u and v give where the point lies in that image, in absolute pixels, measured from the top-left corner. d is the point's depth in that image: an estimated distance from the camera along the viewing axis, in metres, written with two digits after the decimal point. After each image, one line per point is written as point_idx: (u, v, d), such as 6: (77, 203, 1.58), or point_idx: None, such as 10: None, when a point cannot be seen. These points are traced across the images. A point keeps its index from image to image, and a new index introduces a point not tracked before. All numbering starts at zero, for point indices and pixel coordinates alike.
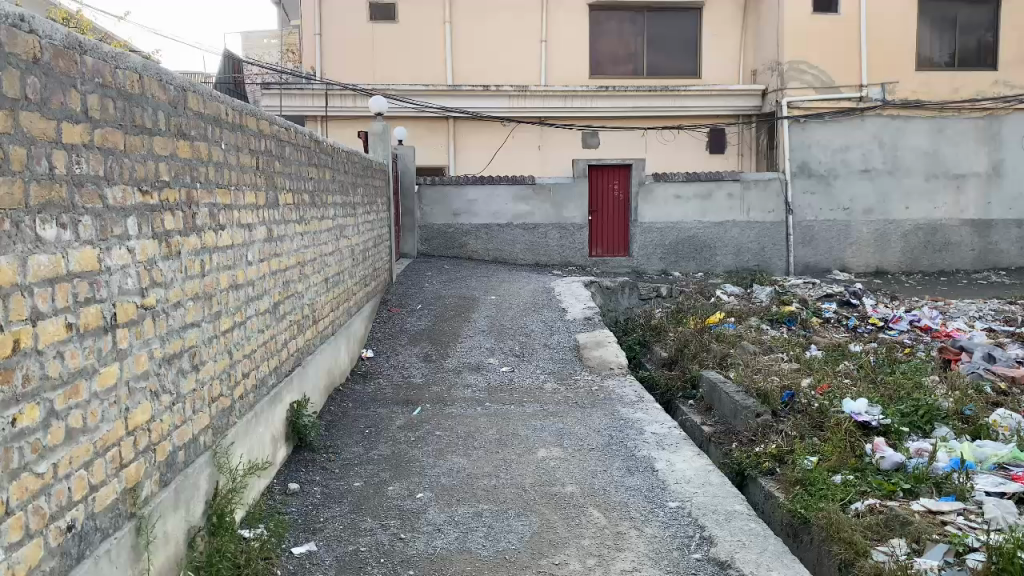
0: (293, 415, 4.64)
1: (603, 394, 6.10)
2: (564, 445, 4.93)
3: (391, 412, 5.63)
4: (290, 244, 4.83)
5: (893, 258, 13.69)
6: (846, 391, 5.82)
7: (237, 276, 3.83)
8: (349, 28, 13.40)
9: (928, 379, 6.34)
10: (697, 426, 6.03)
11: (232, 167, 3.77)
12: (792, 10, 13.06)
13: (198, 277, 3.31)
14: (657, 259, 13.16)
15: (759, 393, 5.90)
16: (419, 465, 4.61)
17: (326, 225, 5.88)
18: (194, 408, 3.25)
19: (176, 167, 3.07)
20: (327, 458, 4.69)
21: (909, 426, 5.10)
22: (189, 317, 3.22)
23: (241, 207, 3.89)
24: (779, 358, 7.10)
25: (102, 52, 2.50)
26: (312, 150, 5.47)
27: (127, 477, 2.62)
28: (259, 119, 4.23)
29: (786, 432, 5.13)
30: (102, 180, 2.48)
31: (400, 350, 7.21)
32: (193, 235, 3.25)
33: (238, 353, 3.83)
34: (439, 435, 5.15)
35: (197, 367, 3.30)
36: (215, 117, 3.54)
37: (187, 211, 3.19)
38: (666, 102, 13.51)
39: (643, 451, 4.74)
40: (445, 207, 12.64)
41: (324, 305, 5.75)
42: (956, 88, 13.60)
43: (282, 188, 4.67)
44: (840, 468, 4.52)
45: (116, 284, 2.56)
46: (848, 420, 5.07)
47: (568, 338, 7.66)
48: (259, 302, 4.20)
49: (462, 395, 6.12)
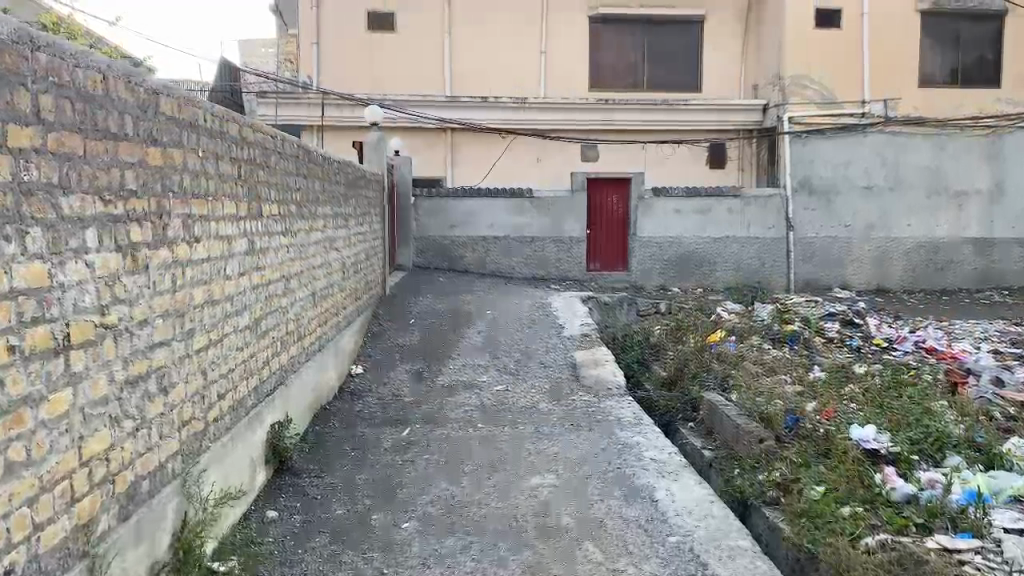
0: (273, 437, 4.42)
1: (600, 415, 5.89)
2: (559, 471, 4.71)
3: (379, 432, 5.42)
4: (274, 256, 4.63)
5: (895, 277, 13.51)
6: (853, 416, 5.60)
7: (215, 291, 3.63)
8: (347, 36, 13.24)
9: (937, 404, 6.11)
10: (697, 451, 5.85)
11: (211, 176, 3.57)
12: (793, 25, 12.94)
13: (168, 293, 3.10)
14: (656, 273, 12.98)
15: (764, 417, 5.69)
16: (406, 492, 4.38)
17: (315, 237, 5.67)
18: (162, 434, 3.03)
19: (144, 175, 2.86)
20: (309, 483, 4.46)
21: (918, 454, 4.90)
22: (157, 335, 3.00)
23: (221, 217, 3.69)
24: (782, 380, 6.87)
25: (59, 48, 2.29)
26: (302, 158, 5.28)
27: (80, 513, 2.39)
28: (242, 125, 4.03)
29: (790, 459, 4.92)
30: (56, 188, 2.26)
31: (391, 366, 7.00)
32: (164, 246, 3.04)
33: (214, 373, 3.61)
34: (429, 459, 4.93)
35: (167, 390, 3.08)
36: (191, 121, 3.33)
37: (157, 221, 2.98)
38: (667, 115, 13.35)
39: (642, 479, 4.51)
40: (442, 219, 12.44)
41: (312, 319, 5.55)
42: (960, 105, 13.45)
43: (267, 198, 4.46)
44: (848, 498, 4.30)
45: (71, 301, 2.35)
46: (856, 448, 4.87)
47: (565, 355, 7.45)
48: (239, 318, 4.00)
49: (454, 415, 5.89)
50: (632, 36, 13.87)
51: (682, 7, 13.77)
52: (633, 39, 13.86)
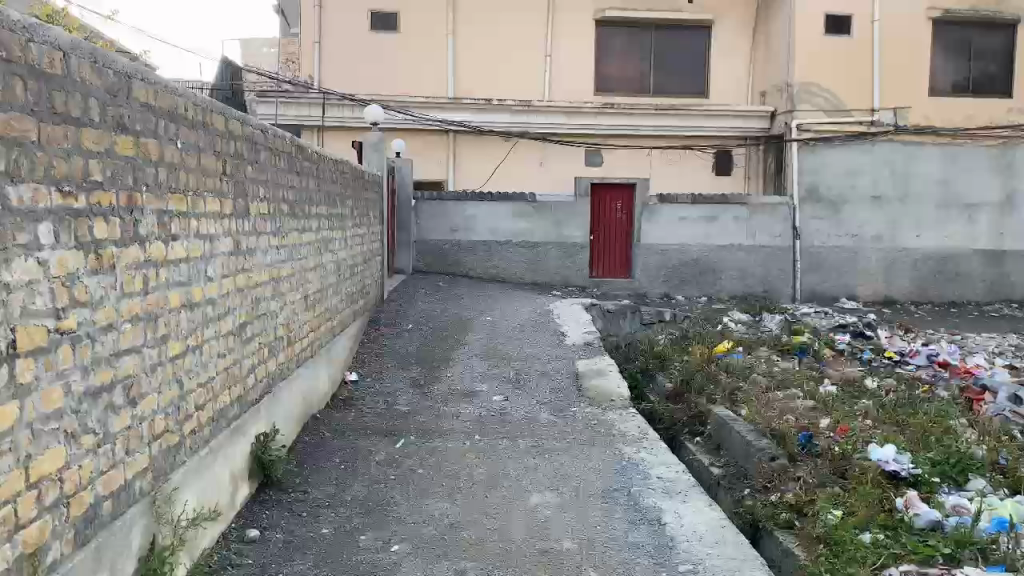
0: (258, 449, 4.16)
1: (603, 429, 5.62)
2: (560, 489, 4.45)
3: (371, 445, 5.16)
4: (263, 259, 4.37)
5: (903, 288, 13.25)
6: (872, 435, 5.31)
7: (194, 294, 3.38)
8: (349, 36, 13.00)
9: (955, 423, 5.82)
10: (705, 468, 5.58)
11: (192, 171, 3.32)
12: (802, 31, 12.69)
13: (139, 295, 2.85)
14: (659, 281, 12.73)
15: (775, 434, 5.41)
16: (398, 511, 4.11)
17: (308, 238, 5.42)
18: (129, 450, 2.77)
19: (113, 166, 2.62)
20: (295, 499, 4.20)
21: (940, 477, 4.63)
22: (126, 341, 2.75)
23: (202, 215, 3.44)
24: (793, 395, 6.59)
25: (7, 19, 2.04)
26: (295, 157, 5.02)
27: (25, 541, 2.13)
28: (227, 119, 3.78)
29: (804, 480, 4.65)
30: (3, 177, 2.01)
31: (387, 374, 6.75)
32: (134, 245, 2.79)
33: (191, 383, 3.36)
34: (422, 474, 4.67)
35: (135, 401, 2.82)
36: (169, 111, 3.09)
37: (126, 219, 2.73)
38: (674, 121, 13.11)
39: (649, 500, 4.25)
40: (442, 222, 12.19)
41: (303, 325, 5.29)
42: (970, 116, 13.22)
43: (255, 196, 4.21)
44: (868, 525, 4.04)
45: (18, 302, 2.10)
46: (875, 469, 4.60)
47: (566, 364, 7.18)
48: (222, 323, 3.74)
49: (451, 427, 5.63)
50: (639, 40, 13.63)
51: (690, 10, 13.50)
52: (639, 43, 13.62)
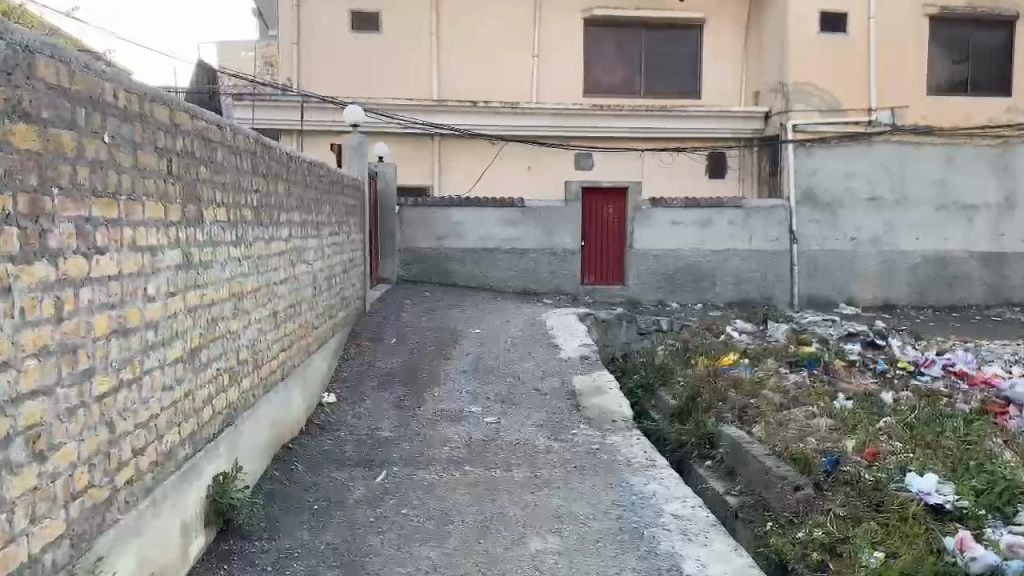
0: (215, 491, 3.61)
1: (606, 455, 5.09)
2: (563, 532, 3.92)
3: (350, 478, 4.63)
4: (221, 269, 3.83)
5: (905, 293, 12.81)
6: (904, 462, 4.80)
7: (130, 317, 2.84)
8: (328, 37, 12.44)
9: (990, 443, 5.30)
10: (719, 498, 5.05)
11: (125, 170, 2.78)
12: (798, 28, 12.27)
13: (48, 324, 2.29)
14: (655, 288, 12.23)
15: (795, 460, 4.89)
16: (376, 563, 3.57)
17: (278, 247, 4.88)
18: (35, 516, 2.22)
19: (7, 160, 2.07)
20: (259, 550, 3.66)
21: (985, 508, 4.13)
22: (28, 382, 2.19)
23: (140, 224, 2.90)
24: (810, 412, 6.09)
25: None
26: (260, 157, 4.48)
27: None
28: (173, 109, 3.23)
29: (836, 513, 4.15)
30: None
31: (369, 395, 6.20)
32: (40, 262, 2.24)
33: (127, 424, 2.81)
34: (405, 515, 4.13)
35: (45, 454, 2.27)
36: (91, 96, 2.55)
37: (29, 231, 2.18)
38: (666, 123, 12.62)
39: (664, 543, 3.74)
40: (429, 230, 11.66)
41: (271, 344, 4.73)
42: (969, 115, 12.79)
43: (210, 200, 3.66)
44: (917, 569, 3.51)
45: None
46: (915, 502, 4.12)
47: (562, 380, 6.66)
48: (168, 349, 3.20)
49: (437, 455, 5.08)
50: (627, 40, 13.14)
51: (680, 9, 13.04)
52: (628, 43, 13.14)
